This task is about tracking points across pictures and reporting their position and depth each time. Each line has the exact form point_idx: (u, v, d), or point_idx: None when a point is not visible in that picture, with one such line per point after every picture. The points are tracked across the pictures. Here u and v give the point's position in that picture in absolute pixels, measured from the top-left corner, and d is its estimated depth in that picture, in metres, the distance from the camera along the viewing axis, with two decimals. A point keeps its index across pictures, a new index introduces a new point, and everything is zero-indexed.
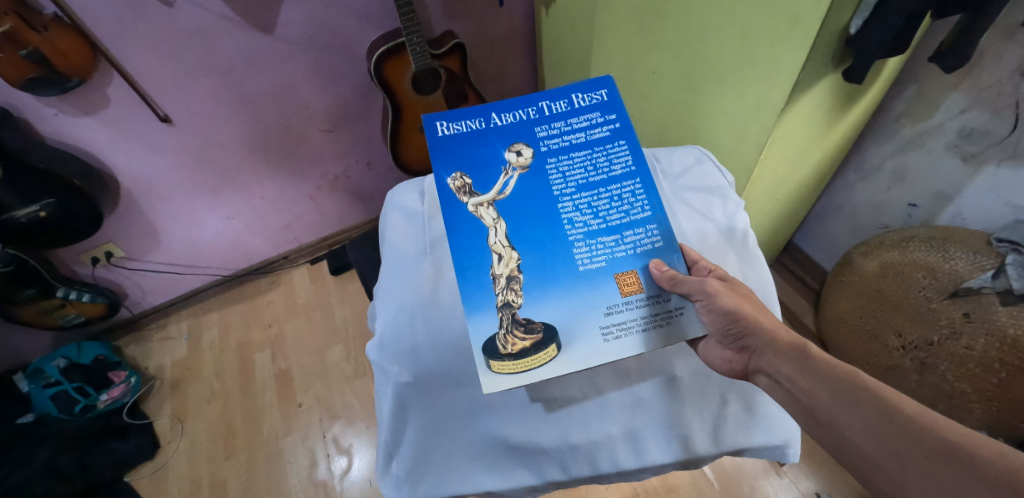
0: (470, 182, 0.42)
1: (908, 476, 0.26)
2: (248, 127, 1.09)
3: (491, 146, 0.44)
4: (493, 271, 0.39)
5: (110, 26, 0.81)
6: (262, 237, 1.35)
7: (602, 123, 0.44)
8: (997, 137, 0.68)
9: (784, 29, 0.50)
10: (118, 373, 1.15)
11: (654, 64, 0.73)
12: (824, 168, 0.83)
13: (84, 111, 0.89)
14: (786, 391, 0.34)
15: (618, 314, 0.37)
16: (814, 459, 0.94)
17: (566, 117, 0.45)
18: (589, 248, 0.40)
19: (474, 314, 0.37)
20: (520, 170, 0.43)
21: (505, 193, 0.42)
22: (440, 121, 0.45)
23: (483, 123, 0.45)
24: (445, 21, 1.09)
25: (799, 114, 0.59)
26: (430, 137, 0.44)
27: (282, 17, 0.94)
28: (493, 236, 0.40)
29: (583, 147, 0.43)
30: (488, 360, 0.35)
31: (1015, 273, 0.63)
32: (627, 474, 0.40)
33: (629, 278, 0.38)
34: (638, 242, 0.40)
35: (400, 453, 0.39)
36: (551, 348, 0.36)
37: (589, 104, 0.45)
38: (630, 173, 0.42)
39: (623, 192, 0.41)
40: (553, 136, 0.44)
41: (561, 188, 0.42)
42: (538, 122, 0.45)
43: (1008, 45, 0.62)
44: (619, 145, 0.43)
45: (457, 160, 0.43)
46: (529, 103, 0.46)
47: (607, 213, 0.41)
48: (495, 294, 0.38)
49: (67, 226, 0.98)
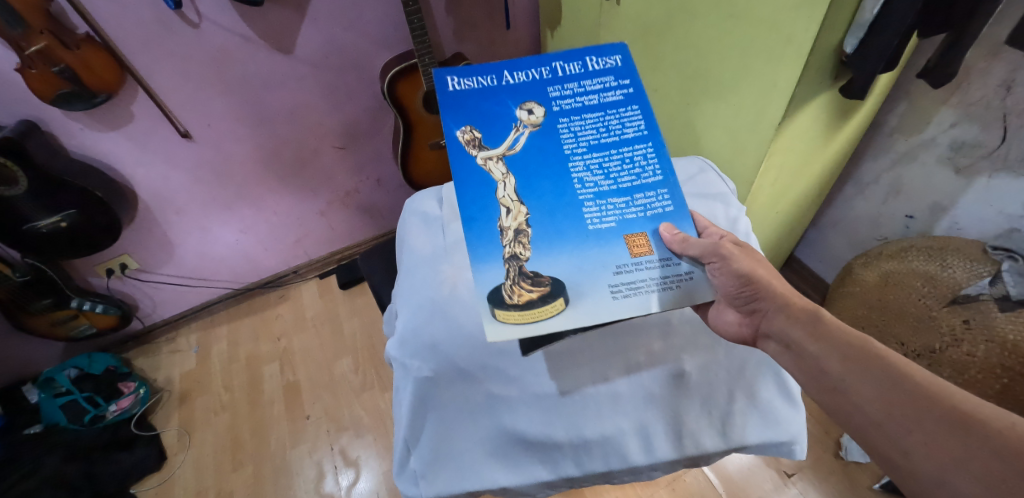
0: (480, 137, 0.43)
1: (911, 436, 0.28)
2: (264, 143, 1.13)
3: (502, 104, 0.45)
4: (500, 223, 0.40)
5: (138, 46, 0.86)
6: (273, 251, 1.38)
7: (615, 88, 0.45)
8: (988, 149, 0.71)
9: (779, 47, 0.53)
10: (129, 383, 1.17)
11: (655, 82, 0.77)
12: (823, 180, 0.86)
13: (109, 125, 0.93)
14: (793, 355, 0.36)
15: (628, 273, 0.39)
16: (823, 471, 0.94)
17: (579, 80, 0.46)
18: (599, 208, 0.41)
19: (481, 264, 0.38)
20: (531, 127, 0.44)
21: (515, 149, 0.43)
22: (451, 77, 0.45)
23: (495, 81, 0.46)
24: (456, 43, 1.14)
25: (797, 127, 0.62)
26: (440, 91, 0.45)
27: (300, 39, 0.99)
28: (502, 190, 0.41)
29: (595, 110, 0.45)
30: (493, 309, 0.36)
31: (1012, 279, 0.65)
32: (638, 471, 0.41)
33: (638, 240, 0.40)
34: (648, 205, 0.42)
35: (418, 449, 0.40)
36: (560, 300, 0.37)
37: (602, 68, 0.46)
38: (642, 136, 0.43)
39: (633, 155, 0.43)
40: (566, 98, 0.45)
41: (572, 147, 0.43)
42: (551, 82, 0.46)
43: (993, 61, 0.65)
44: (631, 108, 0.44)
45: (469, 115, 0.44)
46: (543, 63, 0.47)
47: (618, 174, 0.42)
48: (501, 246, 0.39)
49: (85, 237, 1.01)
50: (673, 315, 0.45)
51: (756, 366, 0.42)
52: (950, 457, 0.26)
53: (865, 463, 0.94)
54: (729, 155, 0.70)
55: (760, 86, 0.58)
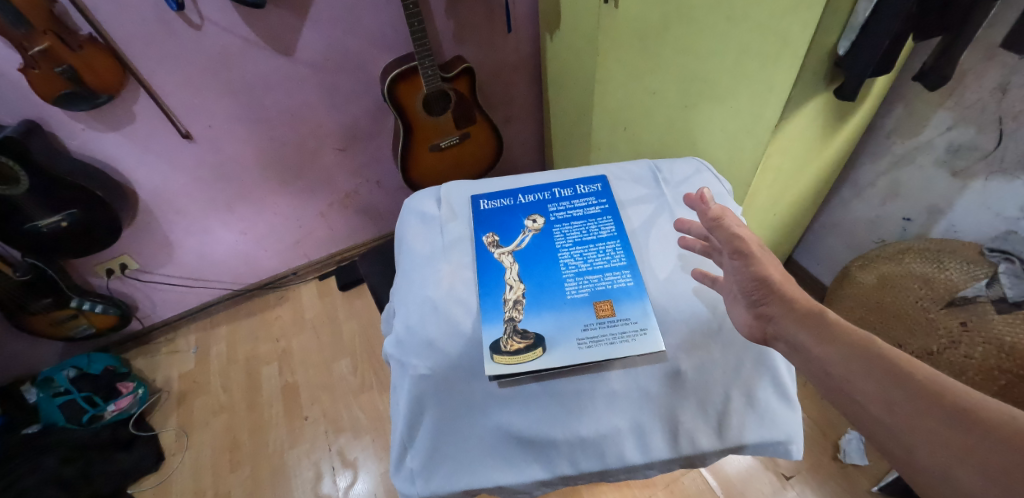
0: (498, 239, 0.49)
1: (913, 434, 0.27)
2: (265, 144, 1.13)
3: (515, 215, 0.52)
4: (504, 295, 0.44)
5: (140, 47, 0.87)
6: (273, 252, 1.38)
7: (596, 205, 0.53)
8: (984, 152, 0.71)
9: (775, 49, 0.54)
10: (127, 383, 1.17)
11: (653, 85, 0.77)
12: (820, 182, 0.86)
13: (110, 126, 0.94)
14: (801, 357, 0.34)
15: (593, 331, 0.42)
16: (821, 473, 0.94)
17: (571, 199, 0.54)
18: (578, 283, 0.45)
19: (485, 320, 0.43)
20: (534, 231, 0.50)
21: (521, 246, 0.49)
22: (482, 199, 0.54)
23: (512, 201, 0.54)
24: (456, 46, 1.15)
25: (793, 129, 0.62)
26: (473, 208, 0.53)
27: (301, 41, 0.99)
28: (509, 273, 0.46)
29: (580, 218, 0.51)
30: (492, 353, 0.40)
31: (1009, 281, 0.66)
32: (633, 469, 0.41)
33: (604, 305, 0.43)
34: (616, 280, 0.45)
35: (415, 447, 0.40)
36: (538, 349, 0.40)
37: (589, 191, 0.54)
38: (614, 236, 0.49)
39: (607, 247, 0.48)
40: (562, 210, 0.53)
41: (561, 244, 0.49)
42: (551, 201, 0.54)
43: (989, 64, 0.65)
44: (606, 219, 0.51)
45: (490, 224, 0.51)
46: (547, 188, 0.55)
47: (594, 260, 0.47)
48: (503, 310, 0.43)
49: (85, 237, 1.02)
50: (670, 314, 0.43)
51: (754, 365, 0.41)
52: (953, 453, 0.25)
53: (863, 465, 0.94)
54: (727, 157, 0.70)
55: (756, 88, 0.59)
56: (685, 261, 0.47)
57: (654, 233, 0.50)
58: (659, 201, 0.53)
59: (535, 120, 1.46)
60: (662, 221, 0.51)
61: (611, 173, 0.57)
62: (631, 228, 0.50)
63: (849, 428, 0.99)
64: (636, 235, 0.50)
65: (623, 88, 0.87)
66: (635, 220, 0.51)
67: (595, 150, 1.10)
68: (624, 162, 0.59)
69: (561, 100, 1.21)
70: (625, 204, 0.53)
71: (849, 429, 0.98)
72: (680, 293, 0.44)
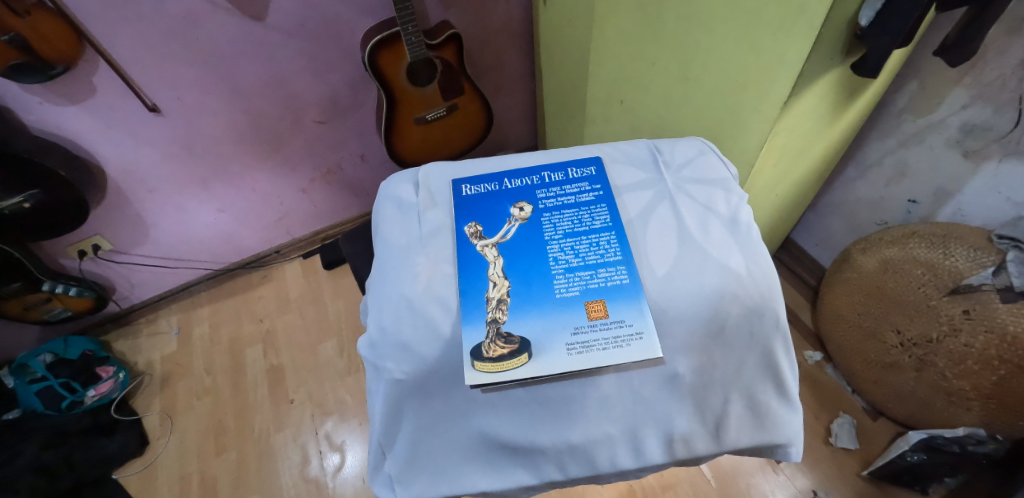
0: (482, 229, 0.45)
1: None
2: (239, 118, 1.06)
3: (500, 202, 0.48)
4: (487, 295, 0.40)
5: (93, 12, 0.78)
6: (253, 230, 1.33)
7: (589, 191, 0.48)
8: (1000, 133, 0.68)
9: (790, 18, 0.48)
10: (106, 368, 1.13)
11: (654, 55, 0.72)
12: (826, 160, 0.82)
13: (70, 100, 0.86)
14: None
15: (584, 334, 0.37)
16: (811, 455, 0.95)
17: (562, 185, 0.49)
18: (568, 280, 0.41)
19: (465, 323, 0.38)
20: (520, 221, 0.46)
21: (506, 238, 0.44)
22: (465, 184, 0.50)
23: (497, 186, 0.50)
24: (442, 11, 1.07)
25: (801, 109, 0.58)
26: (454, 195, 0.49)
27: (272, 5, 0.90)
28: (493, 268, 0.42)
29: (572, 206, 0.47)
30: (472, 361, 0.36)
31: (1016, 270, 0.64)
32: (626, 474, 0.39)
33: (597, 306, 0.39)
34: (610, 278, 0.41)
35: (393, 452, 0.37)
36: (523, 355, 0.36)
37: (581, 176, 0.50)
38: (609, 227, 0.44)
39: (600, 240, 0.44)
40: (551, 197, 0.48)
41: (550, 236, 0.45)
42: (540, 186, 0.50)
43: (1012, 39, 0.60)
44: (600, 207, 0.46)
45: (474, 213, 0.47)
46: (535, 171, 0.51)
47: (586, 253, 0.43)
48: (486, 311, 0.39)
49: (48, 217, 0.94)
50: (670, 313, 0.39)
51: (757, 368, 0.38)
52: None
53: (848, 446, 0.95)
54: (731, 136, 0.66)
55: (766, 62, 0.54)
56: (688, 253, 0.42)
57: (652, 223, 0.45)
58: (657, 188, 0.48)
59: (526, 89, 1.39)
60: (662, 209, 0.46)
61: (606, 155, 0.53)
62: (627, 217, 0.46)
63: (843, 411, 1.00)
64: (633, 224, 0.45)
65: (620, 57, 0.81)
66: (632, 208, 0.47)
67: (590, 124, 1.05)
68: (620, 142, 0.54)
69: (554, 71, 1.14)
70: (620, 190, 0.49)
71: (843, 413, 0.99)
72: (686, 289, 0.39)
